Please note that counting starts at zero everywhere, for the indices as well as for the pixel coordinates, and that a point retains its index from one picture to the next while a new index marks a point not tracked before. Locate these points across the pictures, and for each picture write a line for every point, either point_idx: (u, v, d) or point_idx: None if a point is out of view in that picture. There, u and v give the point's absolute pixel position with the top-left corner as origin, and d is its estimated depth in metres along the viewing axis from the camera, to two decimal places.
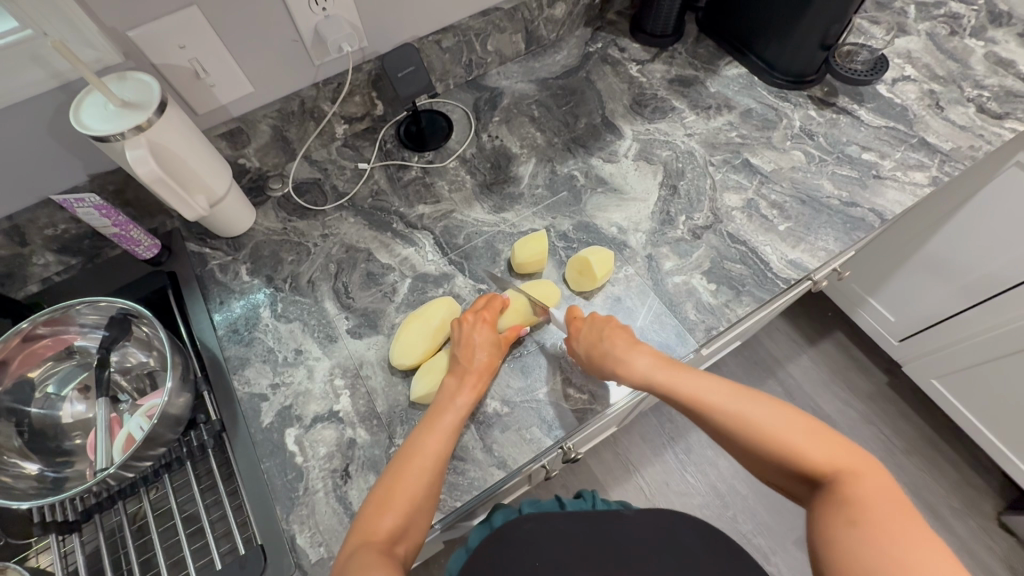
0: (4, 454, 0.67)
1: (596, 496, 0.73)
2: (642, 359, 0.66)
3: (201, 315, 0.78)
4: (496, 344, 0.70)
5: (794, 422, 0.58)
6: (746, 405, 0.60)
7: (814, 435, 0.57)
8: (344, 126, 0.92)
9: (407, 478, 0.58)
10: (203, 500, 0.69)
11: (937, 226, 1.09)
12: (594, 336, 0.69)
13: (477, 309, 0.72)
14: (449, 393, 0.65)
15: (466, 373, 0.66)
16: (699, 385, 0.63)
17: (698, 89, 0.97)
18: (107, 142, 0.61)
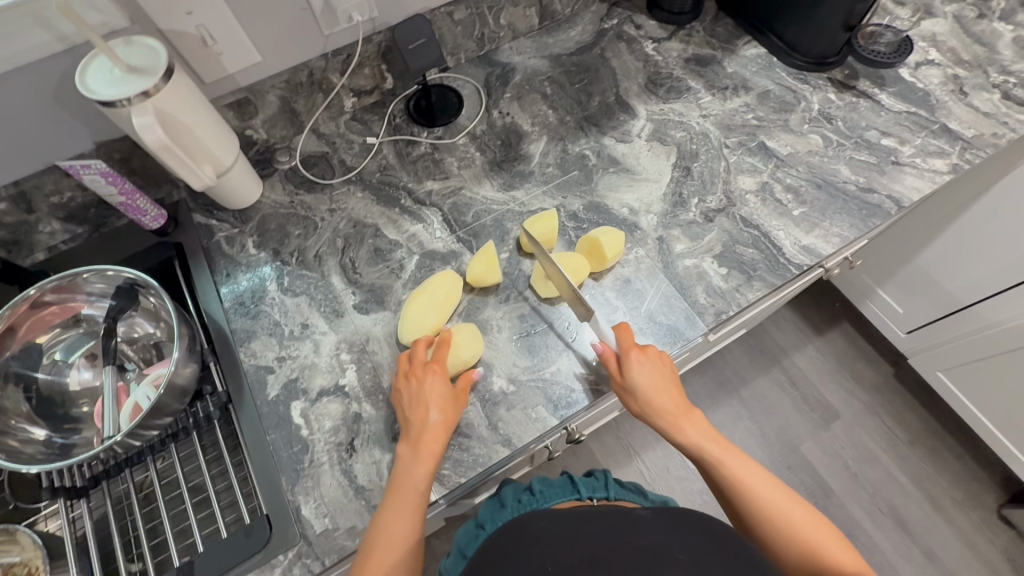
0: (13, 418, 0.67)
1: (608, 475, 0.72)
2: (694, 423, 0.65)
3: (208, 287, 0.78)
4: (452, 401, 0.64)
5: (820, 524, 0.59)
6: (782, 502, 0.60)
7: (835, 543, 0.57)
8: (353, 100, 0.91)
9: (391, 535, 0.56)
10: (210, 471, 0.69)
11: (952, 217, 1.07)
12: (656, 381, 0.65)
13: (424, 361, 0.66)
14: (405, 466, 0.60)
15: (421, 440, 0.61)
16: (737, 461, 0.63)
17: (715, 69, 0.95)
18: (114, 108, 0.60)
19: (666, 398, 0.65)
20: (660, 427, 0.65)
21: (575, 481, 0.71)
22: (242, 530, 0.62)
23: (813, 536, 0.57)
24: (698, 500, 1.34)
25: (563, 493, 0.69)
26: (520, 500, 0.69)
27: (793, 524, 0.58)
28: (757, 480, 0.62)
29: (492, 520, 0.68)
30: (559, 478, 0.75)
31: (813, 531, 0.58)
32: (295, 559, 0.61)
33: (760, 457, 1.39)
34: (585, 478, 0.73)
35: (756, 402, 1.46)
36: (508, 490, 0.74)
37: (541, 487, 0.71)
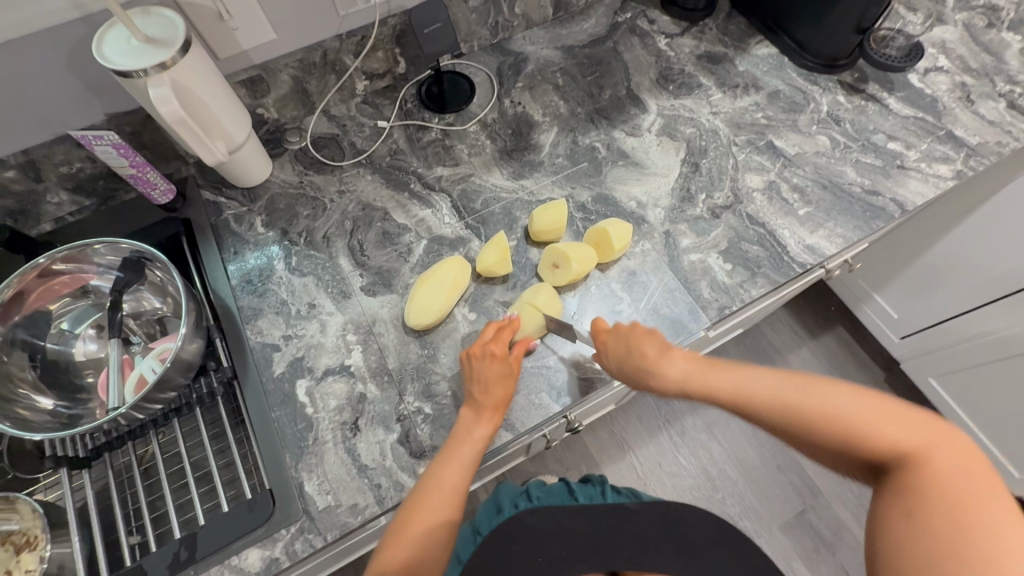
0: (17, 385, 0.68)
1: (605, 483, 0.77)
2: (679, 361, 0.62)
3: (215, 264, 0.78)
4: (511, 373, 0.65)
5: (848, 399, 0.54)
6: (796, 395, 0.56)
7: (867, 409, 0.53)
8: (365, 83, 0.91)
9: (426, 508, 0.58)
10: (212, 447, 0.70)
11: (952, 225, 1.09)
12: (623, 350, 0.65)
13: (485, 341, 0.67)
14: (466, 426, 0.63)
15: (482, 408, 0.63)
16: (739, 379, 0.59)
17: (726, 67, 0.95)
18: (130, 78, 0.60)
19: (640, 354, 0.64)
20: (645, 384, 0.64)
21: (573, 490, 0.74)
22: (244, 504, 0.63)
23: (845, 418, 0.53)
24: (689, 495, 1.36)
25: (562, 499, 0.72)
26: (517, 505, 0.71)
27: (818, 416, 0.54)
28: (760, 389, 0.58)
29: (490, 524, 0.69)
30: (558, 485, 0.77)
31: (842, 409, 0.54)
32: (297, 534, 0.62)
33: (752, 455, 1.40)
34: (582, 486, 0.77)
35: None
36: (504, 491, 0.77)
37: (540, 493, 0.73)
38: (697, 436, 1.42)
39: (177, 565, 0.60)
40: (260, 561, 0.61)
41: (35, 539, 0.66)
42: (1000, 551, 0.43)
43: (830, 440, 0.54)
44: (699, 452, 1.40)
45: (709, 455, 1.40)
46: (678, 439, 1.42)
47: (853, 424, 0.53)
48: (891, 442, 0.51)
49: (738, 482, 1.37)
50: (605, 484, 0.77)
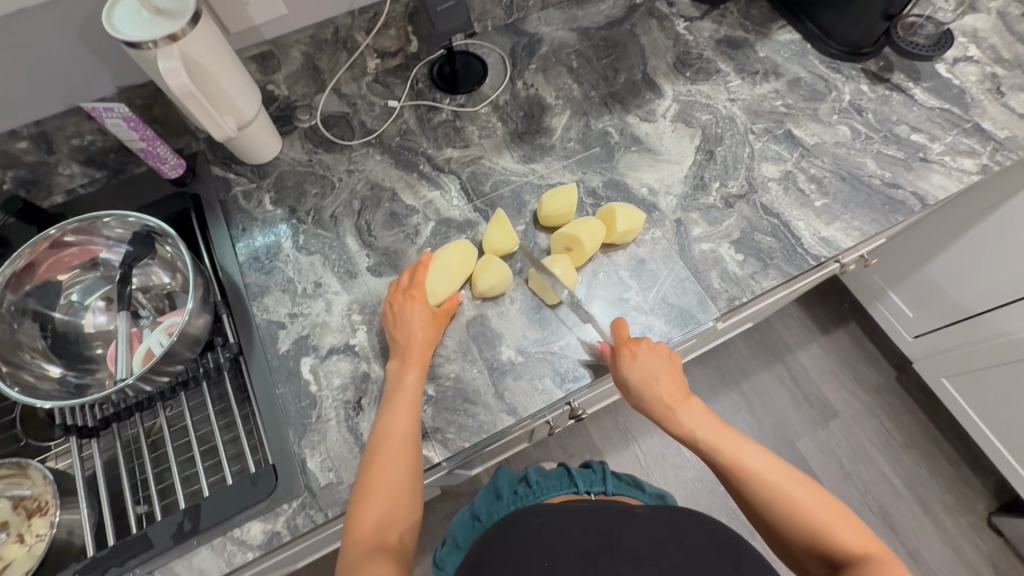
0: (28, 354, 0.69)
1: (606, 468, 0.74)
2: (692, 407, 0.64)
3: (224, 240, 0.78)
4: (432, 317, 0.68)
5: (830, 506, 0.56)
6: (789, 481, 0.58)
7: (841, 520, 0.55)
8: (376, 61, 0.90)
9: (383, 461, 0.57)
10: (217, 422, 0.70)
11: (972, 224, 1.06)
12: (647, 371, 0.65)
13: (404, 288, 0.69)
14: (397, 377, 0.63)
15: (405, 352, 0.65)
16: (743, 450, 0.61)
17: (746, 52, 0.93)
18: (140, 50, 0.59)
19: (660, 385, 0.65)
20: (656, 417, 0.65)
21: (572, 475, 0.72)
22: (247, 478, 0.63)
23: (820, 518, 0.55)
24: (691, 488, 1.35)
25: (559, 486, 0.70)
26: (516, 492, 0.71)
27: (798, 506, 0.56)
28: (760, 463, 0.60)
29: (489, 512, 0.70)
30: (558, 469, 0.76)
31: (819, 509, 0.56)
32: (299, 509, 0.63)
33: None
34: (582, 470, 0.75)
35: (756, 396, 1.46)
36: (503, 476, 0.79)
37: (537, 478, 0.73)
38: None
39: (180, 536, 0.61)
40: (262, 534, 0.62)
41: (46, 505, 0.68)
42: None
43: (801, 530, 0.55)
44: None
45: None
46: None
47: (825, 525, 0.55)
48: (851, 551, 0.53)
49: None
50: (606, 469, 0.75)
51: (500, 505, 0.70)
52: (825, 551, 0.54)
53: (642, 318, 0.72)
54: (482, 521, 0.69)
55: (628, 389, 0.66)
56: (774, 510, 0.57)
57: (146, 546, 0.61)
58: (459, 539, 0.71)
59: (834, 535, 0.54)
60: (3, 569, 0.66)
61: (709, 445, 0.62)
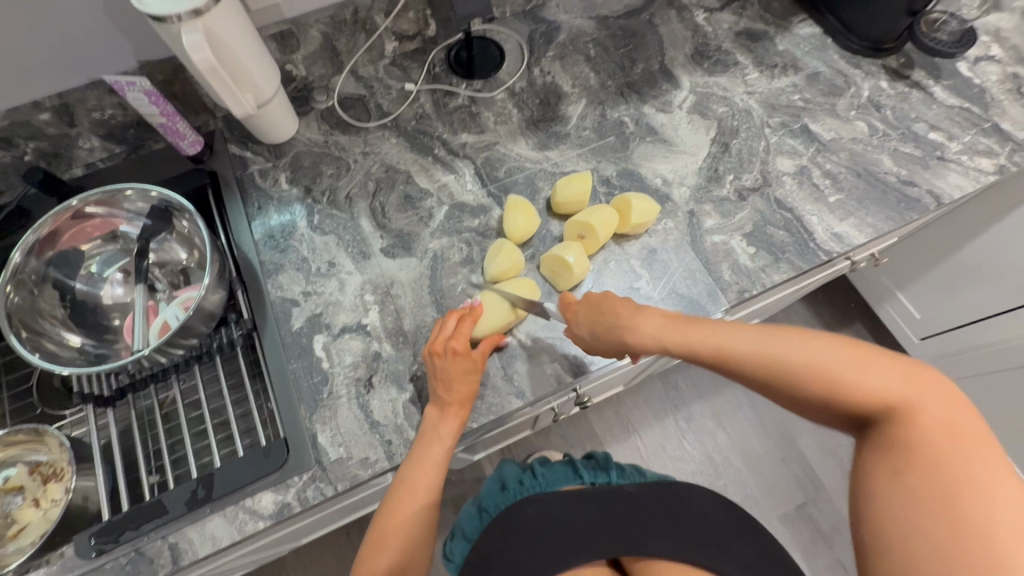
0: (49, 321, 0.70)
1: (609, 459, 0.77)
2: (656, 320, 0.59)
3: (240, 217, 0.79)
4: (476, 369, 0.64)
5: (833, 349, 0.50)
6: (777, 346, 0.52)
7: (860, 367, 0.49)
8: (394, 44, 0.90)
9: (403, 512, 0.59)
10: (230, 396, 0.72)
11: (982, 228, 1.05)
12: (593, 318, 0.64)
13: (446, 337, 0.65)
14: (433, 422, 0.62)
15: (448, 405, 0.62)
16: (717, 337, 0.55)
17: (765, 46, 0.92)
18: (164, 23, 0.60)
19: (610, 316, 0.62)
20: (619, 342, 0.61)
21: (577, 467, 0.75)
22: (259, 451, 0.65)
23: (841, 379, 0.49)
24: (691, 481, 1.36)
25: (566, 478, 0.74)
26: (523, 482, 0.74)
27: (796, 372, 0.51)
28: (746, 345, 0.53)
29: (495, 502, 0.72)
30: (561, 462, 0.79)
31: (832, 365, 0.50)
32: (309, 482, 0.64)
33: (758, 446, 1.40)
34: (586, 461, 0.78)
35: None
36: (507, 469, 0.79)
37: (544, 470, 0.76)
38: (703, 423, 1.42)
39: (195, 502, 0.63)
40: (273, 504, 0.63)
41: (62, 472, 0.70)
42: (1000, 533, 0.40)
43: (815, 393, 0.50)
44: (704, 439, 1.40)
45: (714, 443, 1.40)
46: (684, 425, 1.42)
47: (843, 381, 0.49)
48: (882, 398, 0.48)
49: (741, 470, 1.37)
50: (609, 458, 0.76)
51: (505, 496, 0.72)
52: (854, 406, 0.49)
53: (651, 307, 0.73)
54: (489, 512, 0.71)
55: (585, 335, 0.65)
56: (779, 383, 0.52)
57: (161, 512, 0.62)
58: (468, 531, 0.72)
59: (859, 391, 0.48)
60: (18, 532, 0.68)
61: (686, 348, 0.56)
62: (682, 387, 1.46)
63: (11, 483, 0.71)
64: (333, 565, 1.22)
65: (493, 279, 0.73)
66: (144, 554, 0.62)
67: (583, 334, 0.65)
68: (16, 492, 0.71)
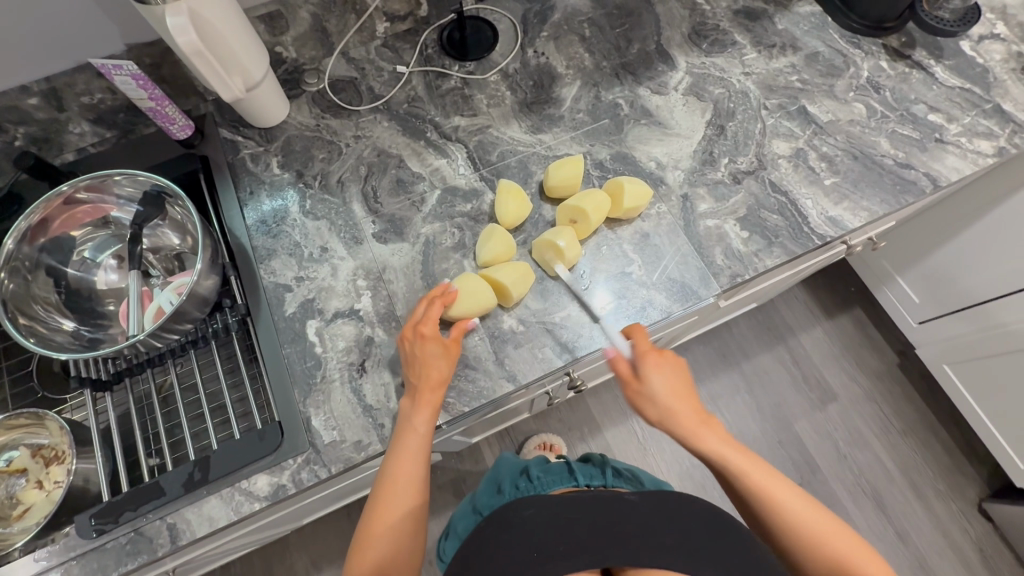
0: (43, 307, 0.71)
1: (607, 465, 0.80)
2: (711, 432, 0.61)
3: (232, 203, 0.79)
4: (447, 353, 0.65)
5: (845, 535, 0.55)
6: (807, 510, 0.56)
7: (861, 555, 0.54)
8: (385, 25, 0.88)
9: (388, 507, 0.58)
10: (227, 379, 0.72)
11: (979, 213, 1.05)
12: (672, 390, 0.62)
13: (415, 322, 0.66)
14: (406, 415, 0.62)
15: (418, 390, 0.62)
16: (762, 473, 0.59)
17: (765, 25, 0.90)
18: (148, 5, 0.59)
19: (681, 404, 0.62)
20: (669, 430, 0.62)
21: (573, 470, 0.78)
22: (254, 433, 0.65)
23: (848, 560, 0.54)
24: (686, 463, 1.38)
25: (560, 480, 0.76)
26: (518, 486, 0.78)
27: (815, 538, 0.55)
28: (780, 493, 0.57)
29: (490, 505, 0.79)
30: (559, 464, 0.82)
31: (840, 542, 0.54)
32: (303, 464, 0.65)
33: (753, 428, 1.41)
34: (584, 465, 0.80)
35: (756, 376, 1.47)
36: (505, 468, 0.86)
37: (539, 472, 0.79)
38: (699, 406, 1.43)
39: (191, 484, 0.64)
40: (268, 486, 0.64)
41: (63, 454, 0.71)
42: None
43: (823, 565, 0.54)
44: None
45: None
46: None
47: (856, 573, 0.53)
48: None
49: None
50: (607, 465, 0.79)
51: (500, 498, 0.78)
52: None
53: (643, 292, 0.73)
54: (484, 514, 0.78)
55: (654, 402, 0.62)
56: (795, 543, 0.56)
57: (158, 493, 0.64)
58: (462, 530, 0.81)
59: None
60: (23, 512, 0.70)
61: (737, 470, 0.58)
62: None
63: (14, 466, 0.72)
64: (335, 544, 1.25)
65: (485, 264, 0.73)
66: (144, 534, 0.64)
67: (655, 395, 0.62)
68: (19, 474, 0.72)
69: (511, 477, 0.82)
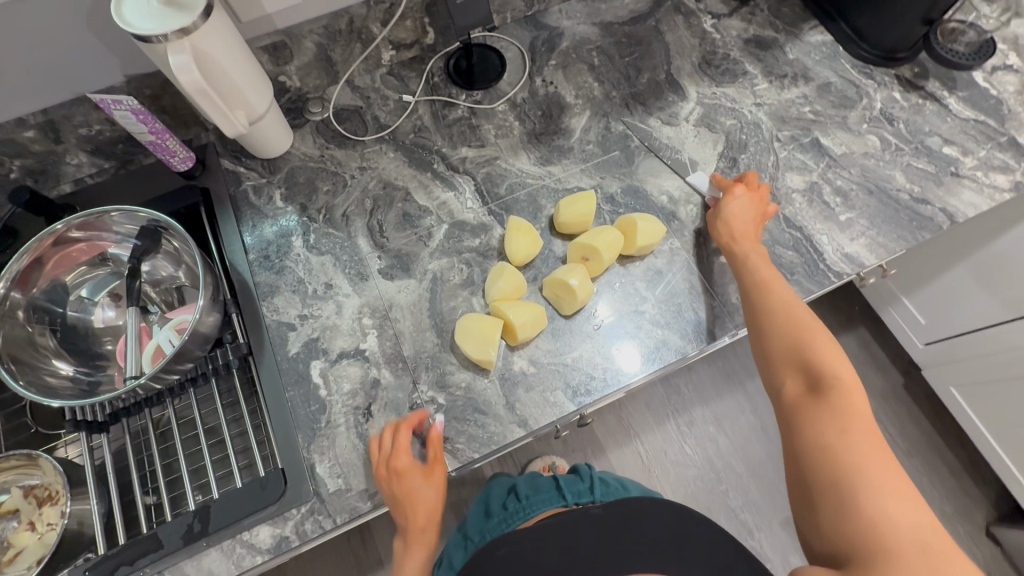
0: (40, 351, 0.69)
1: (596, 477, 0.78)
2: (752, 246, 0.70)
3: (233, 237, 0.77)
4: (428, 481, 0.63)
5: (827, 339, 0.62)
6: (801, 310, 0.65)
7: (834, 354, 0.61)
8: (391, 53, 0.87)
9: None
10: (226, 416, 0.70)
11: (982, 242, 1.05)
12: (739, 208, 0.72)
13: (386, 459, 0.62)
14: (401, 555, 0.69)
15: (410, 534, 0.68)
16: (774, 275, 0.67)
17: (776, 54, 0.89)
18: (150, 43, 0.57)
19: (740, 220, 0.72)
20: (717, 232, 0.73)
21: (562, 488, 0.76)
22: (256, 482, 0.63)
23: (822, 356, 0.61)
24: (693, 486, 1.36)
25: (550, 500, 0.74)
26: (508, 506, 0.76)
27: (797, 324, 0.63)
28: (783, 300, 0.66)
29: (480, 531, 0.74)
30: (548, 481, 0.80)
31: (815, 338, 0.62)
32: (307, 514, 0.63)
33: (761, 450, 1.38)
34: (571, 480, 0.79)
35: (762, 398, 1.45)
36: (493, 491, 0.84)
37: (528, 491, 0.77)
38: (705, 427, 1.41)
39: (190, 536, 0.61)
40: (270, 538, 0.62)
41: (57, 495, 0.68)
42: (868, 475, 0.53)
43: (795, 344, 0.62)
44: (706, 443, 1.39)
45: (715, 447, 1.39)
46: (686, 429, 1.41)
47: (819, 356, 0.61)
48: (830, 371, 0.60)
49: (742, 475, 1.36)
50: (595, 477, 0.78)
51: (490, 523, 0.74)
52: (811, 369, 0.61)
53: (657, 331, 0.71)
54: (474, 539, 0.73)
55: (720, 212, 0.73)
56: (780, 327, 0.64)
57: (157, 546, 0.61)
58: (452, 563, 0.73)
59: (828, 374, 0.60)
60: (14, 557, 0.68)
61: (754, 269, 0.68)
62: (683, 392, 1.44)
63: (5, 507, 0.69)
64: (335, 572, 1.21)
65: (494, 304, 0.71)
66: None
67: (723, 210, 0.72)
68: (11, 516, 0.70)
69: (499, 498, 0.80)
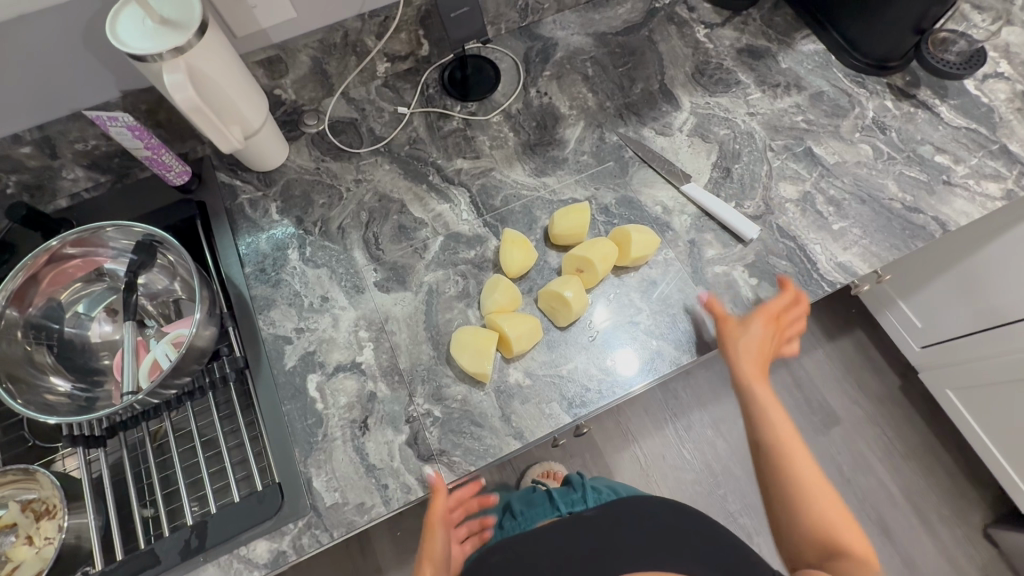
0: (37, 368, 0.69)
1: (586, 484, 0.80)
2: (763, 385, 0.67)
3: (229, 250, 0.77)
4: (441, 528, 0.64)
5: (837, 506, 0.59)
6: (814, 475, 0.61)
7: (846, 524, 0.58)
8: (386, 66, 0.87)
9: None
10: (223, 429, 0.70)
11: (976, 246, 1.05)
12: (748, 351, 0.67)
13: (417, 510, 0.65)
14: None
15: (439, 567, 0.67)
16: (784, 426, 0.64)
17: (768, 63, 0.89)
18: (145, 62, 0.57)
19: (744, 365, 0.67)
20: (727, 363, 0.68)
21: (555, 499, 0.78)
22: (253, 496, 0.63)
23: (831, 524, 0.58)
24: (692, 490, 1.36)
25: (544, 513, 0.76)
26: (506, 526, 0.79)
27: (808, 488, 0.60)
28: (799, 463, 0.62)
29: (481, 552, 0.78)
30: (542, 494, 0.83)
31: (826, 505, 0.59)
32: (304, 529, 0.63)
33: None
34: (565, 490, 0.81)
35: None
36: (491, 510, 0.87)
37: (523, 508, 0.80)
38: (703, 432, 1.41)
39: (188, 552, 0.61)
40: (268, 552, 0.62)
41: (55, 508, 0.69)
42: None
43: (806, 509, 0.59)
44: (704, 448, 1.39)
45: (713, 451, 1.39)
46: (684, 433, 1.41)
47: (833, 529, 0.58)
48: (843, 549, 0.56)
49: (740, 479, 1.36)
50: (586, 485, 0.79)
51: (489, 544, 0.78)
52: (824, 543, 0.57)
53: (652, 341, 0.71)
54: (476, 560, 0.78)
55: (731, 345, 0.68)
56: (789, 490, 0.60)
57: (154, 562, 0.61)
58: None
59: (843, 547, 0.56)
60: (12, 570, 0.68)
61: (772, 422, 0.64)
62: (681, 396, 1.45)
63: (3, 521, 0.70)
64: None
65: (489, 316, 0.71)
66: None
67: (734, 344, 0.67)
68: (9, 530, 0.70)
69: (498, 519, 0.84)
